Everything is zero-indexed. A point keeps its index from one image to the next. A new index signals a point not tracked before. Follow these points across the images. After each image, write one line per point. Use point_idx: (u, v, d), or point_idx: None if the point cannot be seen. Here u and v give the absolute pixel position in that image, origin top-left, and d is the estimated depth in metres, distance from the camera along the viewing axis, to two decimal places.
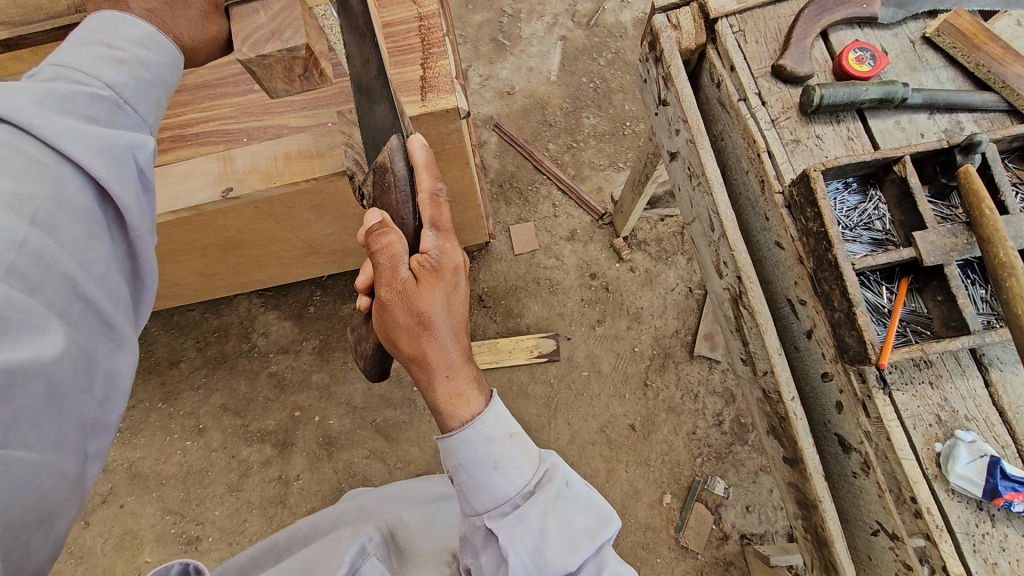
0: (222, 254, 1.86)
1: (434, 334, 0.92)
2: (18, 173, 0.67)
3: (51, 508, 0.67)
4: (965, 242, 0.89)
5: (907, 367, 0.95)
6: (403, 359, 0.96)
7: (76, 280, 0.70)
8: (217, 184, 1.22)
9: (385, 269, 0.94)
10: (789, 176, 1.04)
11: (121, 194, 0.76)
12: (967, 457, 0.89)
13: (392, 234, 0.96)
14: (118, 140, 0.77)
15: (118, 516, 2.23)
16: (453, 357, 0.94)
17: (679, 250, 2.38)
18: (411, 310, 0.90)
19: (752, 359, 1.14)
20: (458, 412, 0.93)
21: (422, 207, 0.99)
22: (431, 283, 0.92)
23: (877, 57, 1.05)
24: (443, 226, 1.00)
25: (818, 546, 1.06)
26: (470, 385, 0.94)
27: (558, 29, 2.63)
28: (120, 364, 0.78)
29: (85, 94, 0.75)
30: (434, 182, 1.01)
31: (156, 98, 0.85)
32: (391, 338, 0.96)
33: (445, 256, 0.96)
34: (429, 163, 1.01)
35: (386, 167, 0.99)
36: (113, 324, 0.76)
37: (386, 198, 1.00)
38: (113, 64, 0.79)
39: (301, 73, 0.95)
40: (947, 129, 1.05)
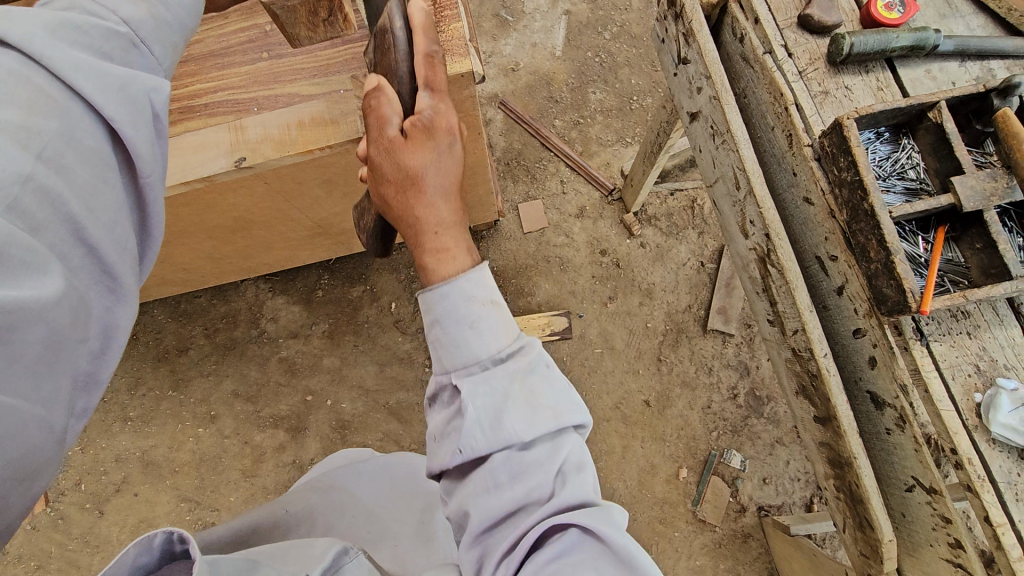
0: (231, 235, 1.83)
1: (423, 185, 0.90)
2: (28, 103, 0.62)
3: (35, 463, 0.62)
4: (1006, 186, 0.87)
5: (943, 317, 0.94)
6: (392, 218, 0.95)
7: (82, 224, 0.64)
8: (231, 154, 1.20)
9: (375, 129, 0.90)
10: (818, 128, 1.02)
11: (132, 138, 0.70)
12: (1009, 405, 0.88)
13: (383, 95, 0.89)
14: (131, 81, 0.71)
15: (132, 504, 2.22)
16: (443, 213, 0.92)
17: (690, 224, 2.36)
18: (399, 166, 0.89)
19: (780, 320, 1.12)
20: (444, 266, 0.90)
21: (418, 67, 0.89)
22: (420, 141, 0.89)
23: (906, 3, 1.02)
24: (438, 87, 0.91)
25: (853, 503, 1.05)
26: (460, 243, 0.92)
27: (562, 3, 2.59)
28: (120, 317, 0.70)
29: (100, 29, 0.70)
30: (433, 42, 0.90)
31: (174, 41, 0.80)
32: (380, 194, 0.94)
33: (440, 116, 0.90)
34: (428, 24, 0.90)
35: (385, 27, 0.89)
36: (116, 275, 0.68)
37: (384, 61, 0.91)
38: (130, 0, 0.74)
39: (326, 18, 0.94)
40: (978, 76, 1.02)
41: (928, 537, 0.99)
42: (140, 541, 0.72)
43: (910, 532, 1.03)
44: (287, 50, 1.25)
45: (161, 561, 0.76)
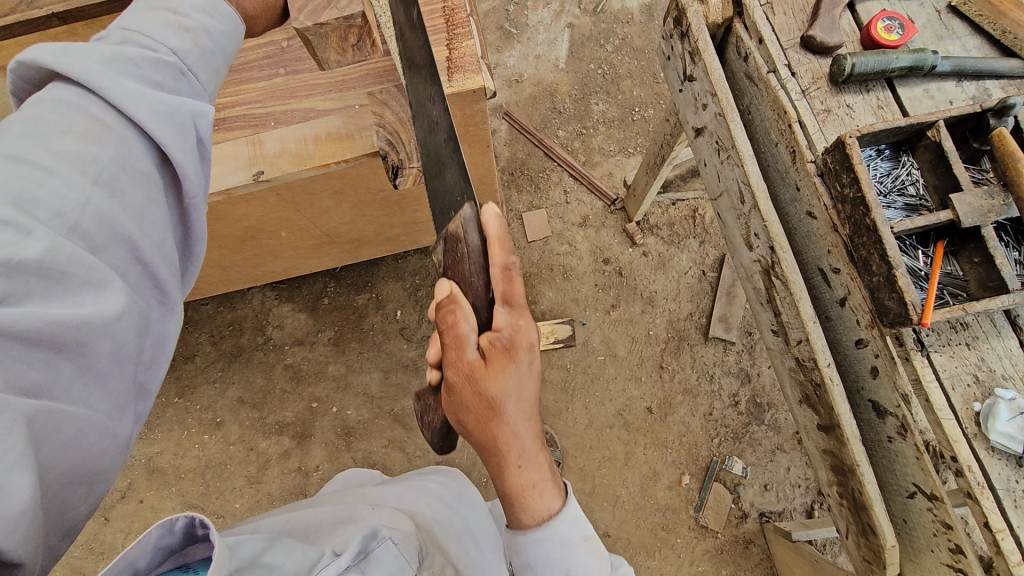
0: (240, 244, 1.86)
1: (505, 418, 0.89)
2: (84, 133, 0.66)
3: (97, 473, 0.64)
4: (1002, 203, 0.91)
5: (943, 329, 0.98)
6: (473, 443, 0.94)
7: (136, 244, 0.67)
8: (248, 167, 1.22)
9: (452, 351, 0.94)
10: (821, 145, 1.05)
11: (181, 160, 0.72)
12: (1007, 415, 0.91)
13: (458, 312, 0.95)
14: (180, 105, 0.73)
15: (138, 511, 2.23)
16: (529, 445, 0.91)
17: (691, 233, 2.40)
18: (479, 393, 0.90)
19: (784, 330, 1.15)
20: (528, 504, 0.91)
21: (493, 283, 1.00)
22: (501, 363, 0.91)
23: (904, 26, 1.06)
24: (515, 302, 0.99)
25: (856, 510, 1.07)
26: (544, 477, 0.92)
27: (565, 16, 2.63)
28: (169, 330, 0.73)
29: (151, 60, 0.72)
30: (507, 255, 1.00)
31: (218, 68, 0.82)
32: (456, 409, 0.94)
33: (519, 334, 0.95)
34: (502, 237, 1.00)
35: (457, 237, 1.01)
36: (165, 289, 0.71)
37: (456, 270, 1.02)
38: (179, 30, 0.76)
39: (354, 43, 1.00)
40: (975, 96, 1.06)
41: (929, 543, 1.02)
42: (163, 523, 0.72)
43: (912, 538, 1.06)
44: (303, 66, 1.29)
45: (184, 543, 0.77)
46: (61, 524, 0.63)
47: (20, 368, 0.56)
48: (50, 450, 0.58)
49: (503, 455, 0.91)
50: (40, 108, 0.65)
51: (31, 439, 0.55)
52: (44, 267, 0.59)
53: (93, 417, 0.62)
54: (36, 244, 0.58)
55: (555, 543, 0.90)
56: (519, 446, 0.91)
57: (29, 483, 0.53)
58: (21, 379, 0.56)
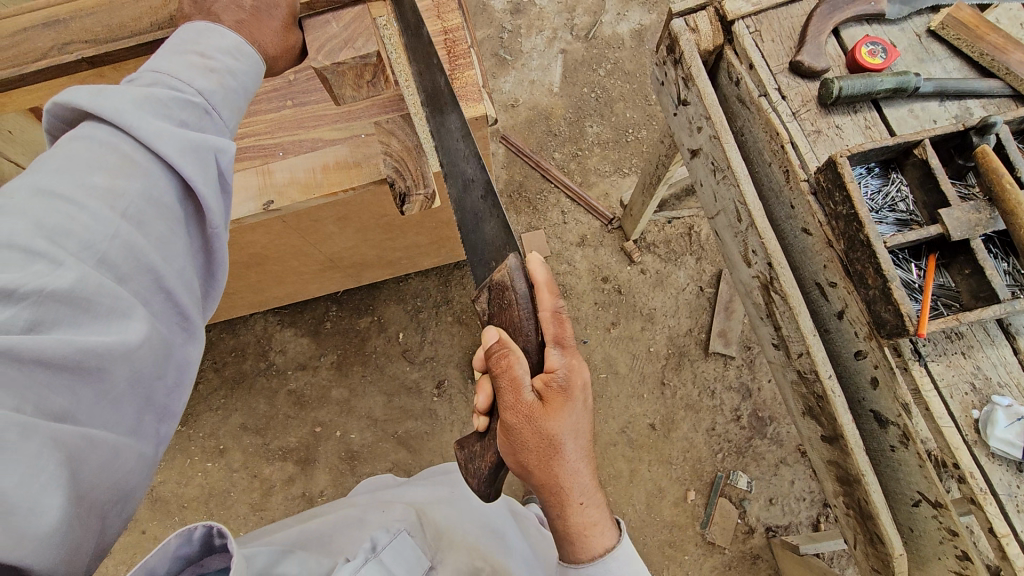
0: (245, 271, 1.88)
1: (564, 453, 0.95)
2: (113, 168, 0.68)
3: (127, 493, 0.66)
4: (989, 217, 0.95)
5: (939, 339, 1.01)
6: (531, 488, 1.00)
7: (160, 273, 0.69)
8: (258, 196, 1.26)
9: (509, 395, 0.93)
10: (813, 164, 1.09)
11: (204, 194, 0.75)
12: (1005, 421, 0.93)
13: (511, 355, 0.94)
14: (204, 140, 0.75)
15: (139, 542, 2.20)
16: (586, 481, 0.99)
17: (687, 250, 2.44)
18: (540, 432, 0.93)
19: (784, 343, 1.18)
20: (589, 544, 0.99)
21: (545, 325, 0.96)
22: (558, 405, 0.94)
23: (887, 50, 1.11)
24: (566, 343, 0.97)
25: (863, 520, 1.09)
26: (605, 517, 1.01)
27: (558, 42, 2.71)
28: (192, 354, 0.75)
29: (177, 99, 0.75)
30: (555, 299, 0.97)
31: (239, 105, 0.84)
32: (519, 462, 0.97)
33: (573, 374, 0.95)
34: (549, 281, 0.98)
35: (505, 286, 1.00)
36: (188, 315, 0.73)
37: (506, 317, 1.00)
38: (204, 71, 0.79)
39: (369, 80, 1.03)
40: (957, 115, 1.11)
41: (936, 550, 1.04)
42: (181, 532, 0.79)
43: (917, 546, 1.08)
44: (309, 98, 1.33)
45: (201, 553, 0.83)
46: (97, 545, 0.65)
47: (47, 392, 0.58)
48: (82, 474, 0.60)
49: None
50: (72, 144, 0.68)
51: (61, 464, 0.57)
52: (73, 296, 0.61)
53: (114, 440, 0.64)
54: (66, 274, 0.60)
55: None
56: None
57: (54, 502, 0.56)
58: (49, 403, 0.58)
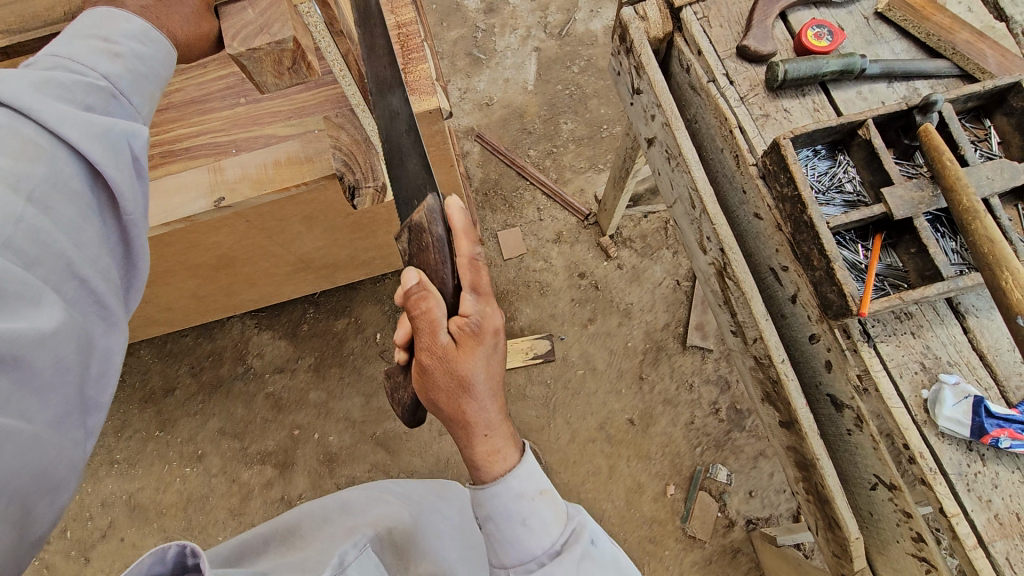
0: (214, 273, 1.87)
1: (474, 394, 0.91)
2: (16, 153, 0.66)
3: (56, 480, 0.66)
4: (931, 195, 0.95)
5: (888, 319, 0.99)
6: (441, 419, 0.95)
7: (71, 259, 0.68)
8: (210, 194, 1.25)
9: (424, 335, 0.91)
10: (760, 148, 1.09)
11: (116, 179, 0.74)
12: (952, 400, 0.92)
13: (430, 298, 0.93)
14: (114, 127, 0.75)
15: (118, 550, 2.18)
16: (493, 412, 0.94)
17: (663, 244, 2.43)
18: (450, 372, 0.90)
19: (741, 330, 1.17)
20: (493, 468, 0.94)
21: (462, 271, 0.97)
22: (471, 346, 0.92)
23: (833, 33, 1.11)
24: (483, 291, 0.97)
25: (821, 505, 1.08)
26: (506, 443, 0.95)
27: (531, 41, 2.71)
28: (115, 344, 0.74)
29: (81, 83, 0.74)
30: (473, 246, 0.99)
31: (151, 92, 0.84)
32: (430, 400, 0.95)
33: (486, 319, 0.95)
34: (467, 228, 1.00)
35: (424, 227, 1.00)
36: (106, 303, 0.73)
37: (424, 258, 1.00)
38: (109, 57, 0.78)
39: (290, 67, 0.91)
40: (905, 96, 1.11)
41: (893, 533, 1.02)
42: (155, 552, 0.84)
43: (877, 530, 1.07)
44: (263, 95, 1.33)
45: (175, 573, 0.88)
46: (27, 534, 0.65)
47: None
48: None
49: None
50: None
51: None
52: None
53: (32, 429, 0.63)
54: None
55: (516, 495, 0.93)
56: None
57: None
58: None
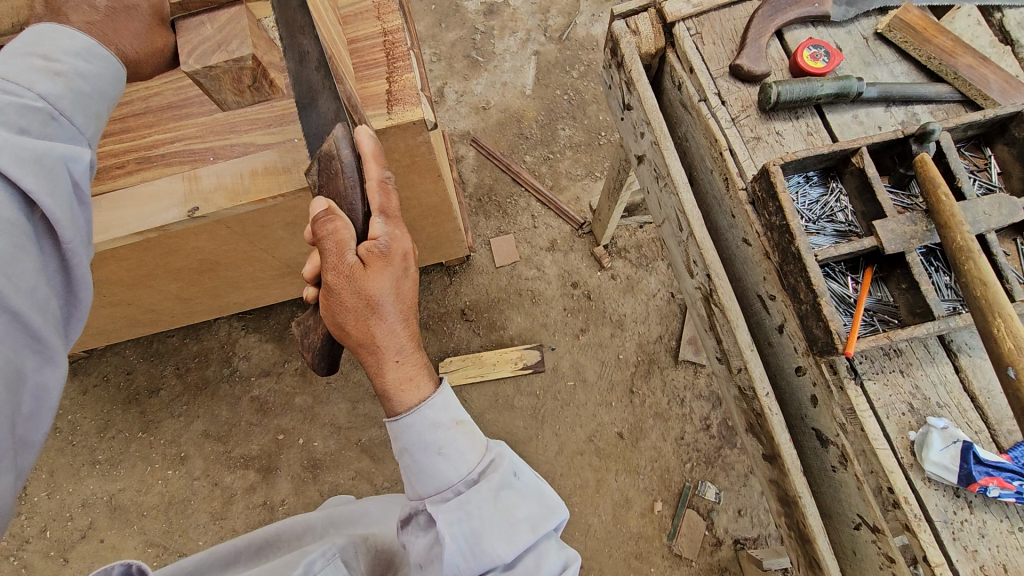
0: (197, 277, 1.84)
1: (381, 314, 1.00)
2: None
3: None
4: (925, 230, 0.91)
5: (877, 356, 0.95)
6: (351, 344, 1.03)
7: (2, 296, 0.67)
8: (184, 203, 1.22)
9: (331, 254, 0.98)
10: (751, 172, 1.05)
11: (53, 208, 0.74)
12: (939, 444, 0.88)
13: (338, 221, 0.99)
14: (52, 153, 0.75)
15: (97, 551, 2.16)
16: (403, 340, 1.04)
17: (659, 255, 2.40)
18: (360, 294, 0.98)
19: (726, 358, 1.13)
20: (406, 397, 1.02)
21: (370, 195, 1.04)
22: (379, 267, 1.00)
23: (830, 53, 1.07)
24: (391, 215, 1.06)
25: (802, 543, 1.04)
26: (419, 372, 1.04)
27: (531, 44, 2.67)
28: (49, 378, 0.75)
29: (17, 105, 0.73)
30: (382, 170, 1.05)
31: (95, 111, 0.84)
32: (338, 322, 1.01)
33: (395, 242, 1.04)
34: (376, 152, 1.05)
35: (331, 154, 1.00)
36: (42, 337, 0.73)
37: (332, 186, 1.01)
38: (49, 76, 0.78)
39: (250, 85, 1.00)
40: (903, 121, 1.07)
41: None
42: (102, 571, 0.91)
43: (860, 570, 1.03)
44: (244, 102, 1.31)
45: None
46: None
47: None
48: None
49: (476, 571, 0.91)
50: None
51: None
52: None
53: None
54: None
55: (429, 426, 0.99)
56: (490, 556, 0.91)
57: None
58: None
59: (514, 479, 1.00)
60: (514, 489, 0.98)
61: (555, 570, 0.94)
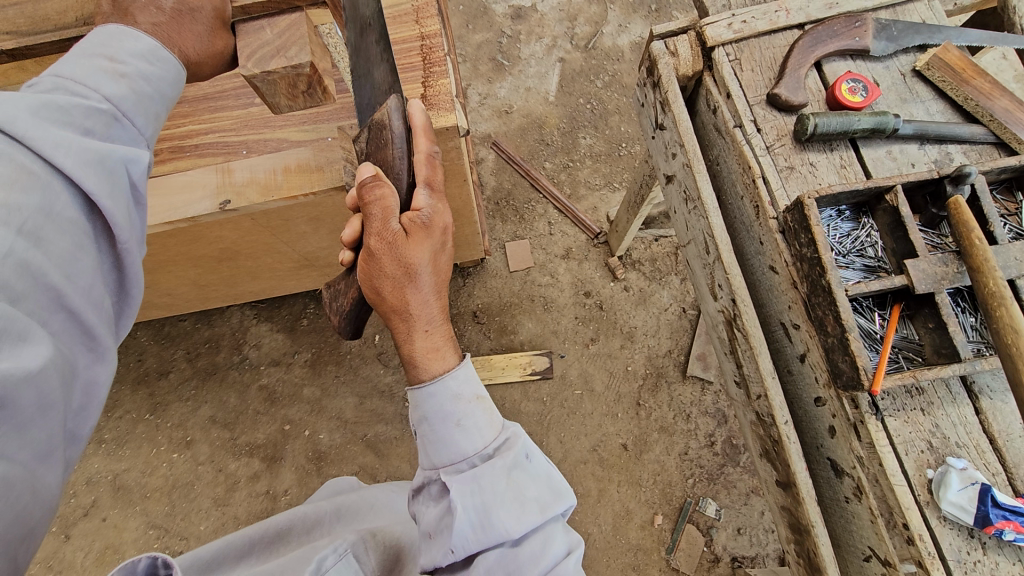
0: (217, 265, 1.85)
1: (417, 283, 1.02)
2: (9, 182, 0.67)
3: (32, 521, 0.67)
4: (955, 271, 0.92)
5: (899, 393, 0.96)
6: (383, 308, 1.05)
7: (61, 292, 0.70)
8: (216, 196, 1.23)
9: (376, 220, 0.99)
10: (783, 202, 1.05)
11: (110, 208, 0.76)
12: (958, 485, 0.89)
13: (386, 188, 0.99)
14: (112, 152, 0.78)
15: (99, 529, 2.18)
16: (433, 312, 1.05)
17: (673, 270, 2.40)
18: (400, 261, 1.00)
19: (745, 383, 1.14)
20: (431, 366, 1.03)
21: (418, 167, 1.03)
22: (420, 238, 1.01)
23: (868, 88, 1.08)
24: (435, 188, 1.05)
25: (812, 571, 1.05)
26: (445, 343, 1.06)
27: (557, 51, 2.67)
28: (99, 374, 0.76)
29: (83, 107, 0.77)
30: (431, 144, 1.05)
31: (154, 111, 0.88)
32: (375, 287, 1.03)
33: (436, 215, 1.04)
34: (426, 126, 1.05)
35: (383, 124, 1.00)
36: (94, 334, 0.75)
37: (380, 154, 1.02)
38: (114, 77, 0.82)
39: (305, 90, 1.02)
40: (936, 159, 1.07)
41: None
42: (126, 565, 0.85)
43: None
44: None
45: None
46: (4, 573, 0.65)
47: None
48: None
49: (485, 543, 0.91)
50: None
51: None
52: None
53: (11, 468, 0.64)
54: None
55: (451, 396, 1.00)
56: (498, 531, 0.91)
57: None
58: None
59: (527, 461, 1.00)
60: (526, 469, 0.98)
61: (559, 554, 0.93)
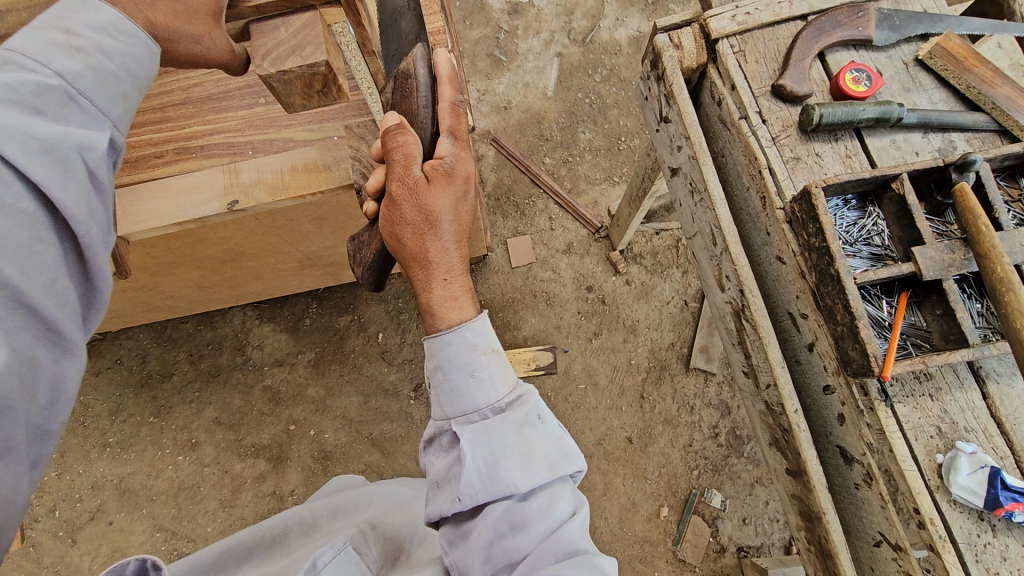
0: (220, 266, 1.85)
1: (437, 230, 1.02)
2: None
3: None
4: (962, 258, 0.93)
5: (907, 379, 0.97)
6: (404, 256, 1.06)
7: (16, 288, 0.71)
8: (223, 197, 1.23)
9: (399, 165, 1.00)
10: (789, 192, 1.06)
11: (60, 199, 0.76)
12: (967, 468, 0.91)
13: (408, 135, 1.00)
14: (62, 140, 0.77)
15: (106, 533, 2.18)
16: (453, 262, 1.05)
17: (674, 263, 2.41)
18: (420, 206, 1.00)
19: (753, 373, 1.15)
20: (448, 315, 1.03)
21: (441, 116, 1.02)
22: (442, 185, 1.01)
23: (872, 78, 1.08)
24: (459, 137, 1.04)
25: (823, 557, 1.06)
26: (464, 295, 1.05)
27: (554, 45, 2.67)
28: (67, 370, 0.78)
29: (30, 86, 0.76)
30: (456, 94, 1.03)
31: (120, 89, 0.85)
32: (395, 235, 1.04)
33: (459, 164, 1.03)
34: (452, 77, 1.03)
35: (409, 73, 1.02)
36: (58, 330, 0.76)
37: (405, 104, 1.03)
38: (68, 53, 0.80)
39: (320, 89, 1.04)
40: (939, 147, 1.08)
41: None
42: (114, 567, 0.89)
43: None
44: None
45: None
46: None
47: None
48: None
49: (493, 496, 0.91)
50: None
51: None
52: None
53: None
54: None
55: (466, 346, 1.00)
56: (506, 482, 0.91)
57: None
58: None
59: (539, 420, 1.00)
60: (537, 426, 0.99)
61: (565, 513, 0.93)
